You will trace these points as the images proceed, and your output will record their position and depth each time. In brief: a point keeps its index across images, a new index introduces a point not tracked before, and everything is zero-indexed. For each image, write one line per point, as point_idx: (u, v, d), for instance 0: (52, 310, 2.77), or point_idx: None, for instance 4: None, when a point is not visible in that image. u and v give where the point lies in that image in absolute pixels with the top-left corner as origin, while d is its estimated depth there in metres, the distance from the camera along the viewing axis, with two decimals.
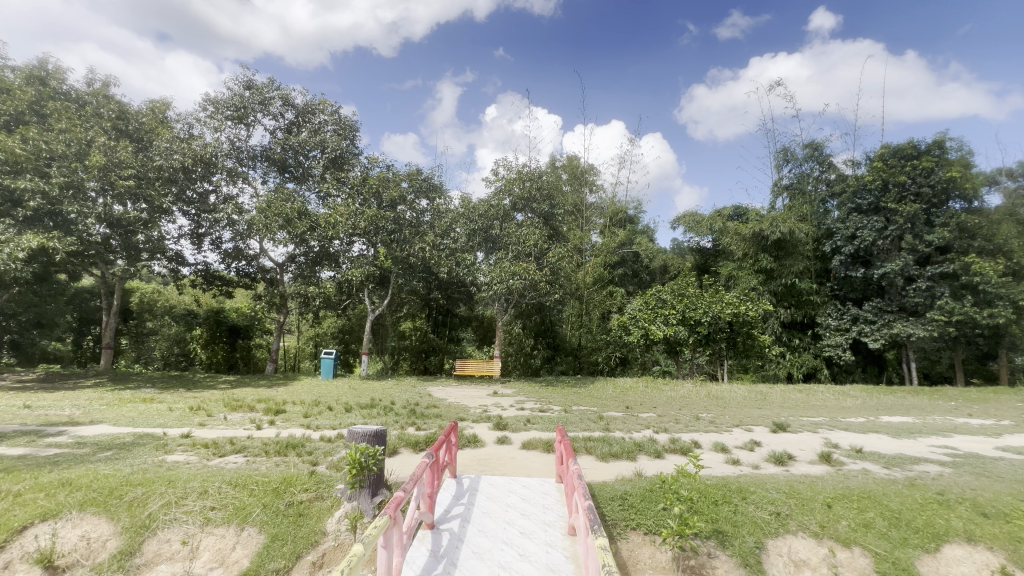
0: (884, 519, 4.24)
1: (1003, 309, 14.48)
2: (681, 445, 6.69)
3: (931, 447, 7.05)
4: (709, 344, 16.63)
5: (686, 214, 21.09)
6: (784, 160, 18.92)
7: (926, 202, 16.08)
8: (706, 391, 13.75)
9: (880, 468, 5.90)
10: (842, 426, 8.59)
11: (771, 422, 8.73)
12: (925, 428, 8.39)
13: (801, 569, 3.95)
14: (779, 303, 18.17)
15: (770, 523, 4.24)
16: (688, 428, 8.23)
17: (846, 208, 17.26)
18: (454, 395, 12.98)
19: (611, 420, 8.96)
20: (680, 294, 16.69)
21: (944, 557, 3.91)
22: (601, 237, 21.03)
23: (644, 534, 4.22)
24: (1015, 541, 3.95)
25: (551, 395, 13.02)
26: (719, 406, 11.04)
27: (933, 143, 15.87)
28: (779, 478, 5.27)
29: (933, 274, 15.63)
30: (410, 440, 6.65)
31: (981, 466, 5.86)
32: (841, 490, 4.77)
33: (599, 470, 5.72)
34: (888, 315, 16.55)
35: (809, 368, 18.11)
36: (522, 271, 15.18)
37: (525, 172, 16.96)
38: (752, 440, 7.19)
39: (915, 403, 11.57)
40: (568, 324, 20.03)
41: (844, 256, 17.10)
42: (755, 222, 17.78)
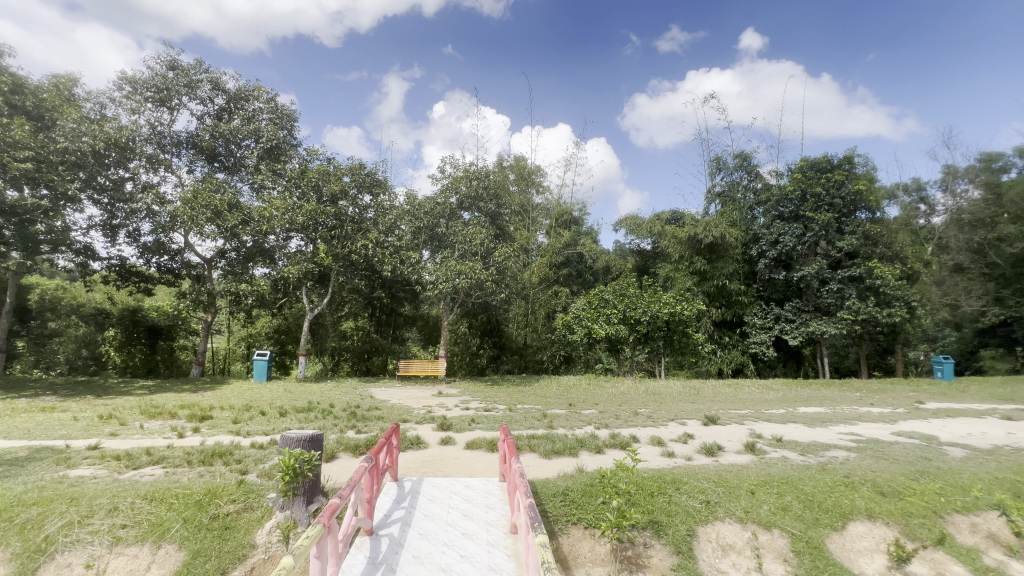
0: (799, 501, 4.62)
1: (899, 309, 16.22)
2: (620, 440, 6.93)
3: (839, 434, 7.77)
4: (647, 342, 17.38)
5: (628, 217, 21.93)
6: (716, 168, 20.12)
7: (838, 212, 17.68)
8: (644, 387, 14.35)
9: (797, 455, 6.42)
10: (765, 417, 9.26)
11: (703, 415, 9.25)
12: (835, 417, 9.23)
13: (728, 552, 4.19)
14: (711, 303, 19.32)
15: (701, 511, 4.48)
16: (628, 423, 8.53)
17: (771, 215, 18.62)
18: (397, 396, 12.69)
19: (555, 417, 9.12)
20: (621, 294, 17.28)
21: (849, 533, 4.31)
22: (547, 238, 21.40)
23: (584, 528, 4.32)
24: (906, 516, 4.44)
25: (496, 394, 13.03)
26: (656, 401, 11.56)
27: (843, 157, 17.49)
28: (709, 468, 5.58)
29: (843, 277, 17.20)
30: (349, 443, 6.41)
31: (880, 451, 6.53)
32: (763, 477, 5.13)
33: (542, 467, 5.80)
34: (805, 314, 18.01)
35: (737, 364, 19.42)
36: (468, 270, 15.10)
37: (472, 171, 16.89)
38: (685, 433, 7.58)
39: (827, 395, 12.70)
40: (514, 323, 20.19)
41: (768, 259, 18.46)
42: (691, 226, 18.78)
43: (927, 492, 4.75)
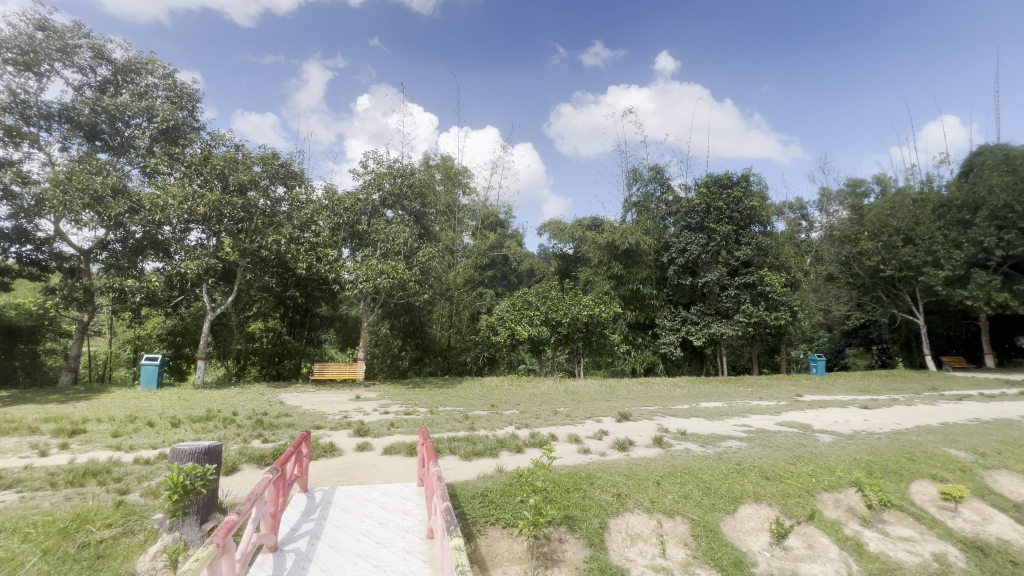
0: (699, 489, 5.02)
1: (784, 312, 18.27)
2: (539, 439, 7.09)
3: (734, 426, 8.57)
4: (568, 343, 18.00)
5: (551, 222, 22.66)
6: (633, 179, 21.37)
7: (737, 224, 19.52)
8: (563, 386, 14.82)
9: (698, 446, 6.98)
10: (671, 412, 9.99)
11: (617, 412, 9.77)
12: (730, 411, 10.18)
13: (636, 541, 4.44)
14: (627, 306, 20.53)
15: (612, 504, 4.72)
16: (547, 422, 8.76)
17: (680, 225, 20.09)
18: (311, 401, 11.97)
19: (477, 418, 9.13)
20: (544, 296, 17.76)
21: (739, 516, 4.76)
22: (472, 239, 21.44)
23: (502, 528, 4.35)
24: (785, 496, 5.01)
25: (418, 397, 12.77)
26: (575, 400, 12.00)
27: (742, 176, 19.40)
28: (621, 462, 5.89)
29: (739, 284, 19.02)
30: (254, 454, 5.92)
31: (766, 439, 7.31)
32: (668, 468, 5.52)
33: (463, 469, 5.77)
34: (708, 317, 19.63)
35: (648, 363, 20.78)
36: (390, 270, 14.65)
37: (396, 168, 16.47)
38: (600, 430, 7.95)
39: (725, 390, 13.98)
40: (437, 325, 19.91)
41: (676, 266, 19.86)
42: (609, 233, 19.75)
43: (801, 475, 5.39)
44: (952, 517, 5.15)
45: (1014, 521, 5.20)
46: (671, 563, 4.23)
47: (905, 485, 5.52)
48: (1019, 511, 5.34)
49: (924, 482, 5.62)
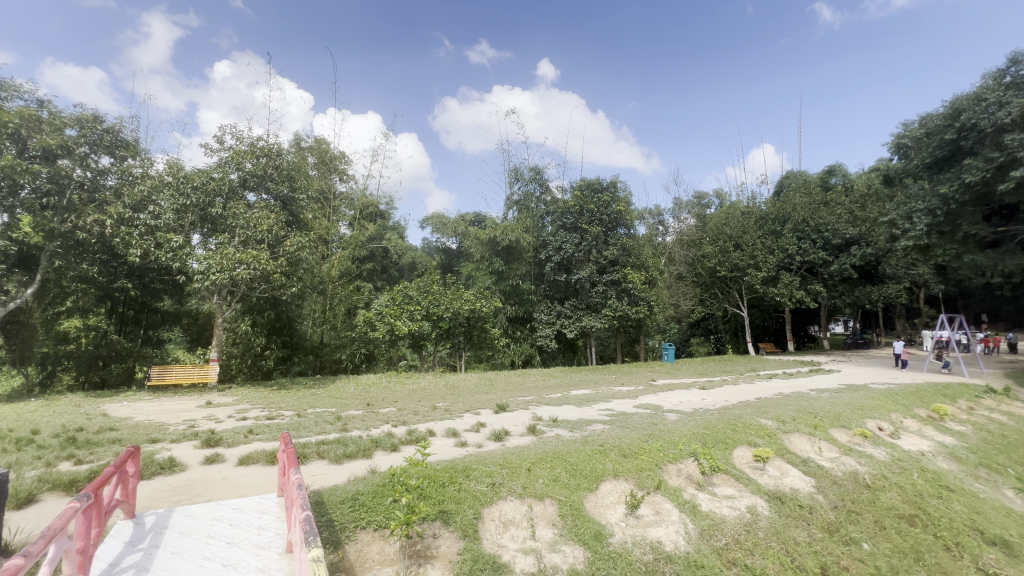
0: (566, 471, 5.39)
1: (643, 306, 20.46)
2: (416, 436, 6.97)
3: (599, 410, 9.36)
4: (449, 337, 17.95)
5: (434, 215, 22.46)
6: (514, 178, 22.13)
7: (606, 226, 21.28)
8: (443, 381, 14.80)
9: (568, 432, 7.47)
10: (545, 401, 10.57)
11: (495, 404, 10.03)
12: (597, 397, 11.09)
13: (508, 527, 4.60)
14: (507, 301, 21.21)
15: (487, 493, 4.83)
16: (425, 418, 8.63)
17: (557, 224, 21.29)
18: (147, 411, 10.24)
19: (350, 419, 8.64)
20: (425, 291, 17.46)
21: (600, 492, 5.21)
22: (349, 229, 20.25)
23: (374, 531, 4.19)
24: (639, 471, 5.62)
25: (282, 399, 11.66)
26: (454, 395, 12.01)
27: (610, 182, 21.23)
28: (497, 452, 6.05)
29: (607, 281, 20.74)
30: (59, 480, 4.85)
31: (625, 421, 8.11)
32: (539, 455, 5.81)
33: (331, 474, 5.42)
34: (580, 311, 21.05)
35: (526, 355, 21.77)
36: (251, 260, 13.10)
37: (260, 146, 14.76)
38: (477, 423, 8.08)
39: (592, 379, 15.21)
40: (309, 321, 18.35)
41: (553, 263, 20.95)
42: (491, 230, 20.20)
43: (652, 450, 6.07)
44: (761, 475, 6.26)
45: (802, 473, 6.50)
46: (540, 544, 4.46)
47: (729, 452, 6.56)
48: (806, 465, 6.68)
49: (743, 448, 6.75)
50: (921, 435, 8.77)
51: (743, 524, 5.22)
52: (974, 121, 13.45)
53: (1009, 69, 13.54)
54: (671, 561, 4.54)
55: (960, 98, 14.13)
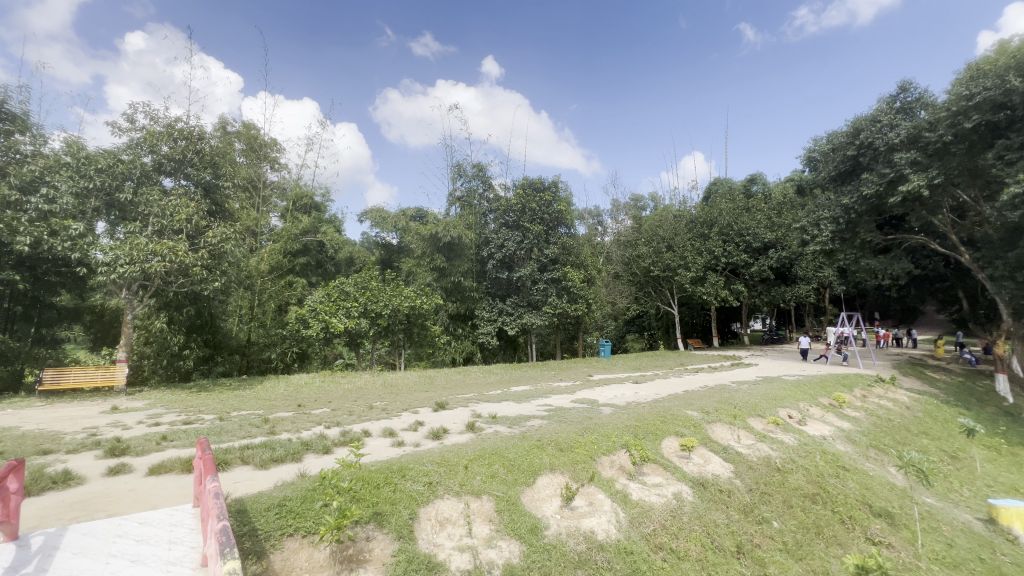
0: (504, 467, 5.43)
1: (581, 304, 21.01)
2: (350, 437, 6.73)
3: (538, 406, 9.51)
4: (388, 335, 17.51)
5: (373, 209, 21.83)
6: (457, 174, 22.01)
7: (548, 225, 21.64)
8: (381, 379, 14.44)
9: (506, 428, 7.53)
10: (485, 398, 10.59)
11: (434, 402, 9.90)
12: (536, 393, 11.26)
13: (445, 526, 4.57)
14: (448, 298, 21.04)
15: (423, 493, 4.76)
16: (361, 418, 8.34)
17: (499, 221, 21.37)
18: (38, 419, 9.11)
19: (279, 421, 8.17)
20: (363, 287, 16.90)
21: (537, 486, 5.31)
22: (281, 222, 19.25)
23: (302, 538, 4.01)
24: (574, 464, 5.77)
25: (203, 402, 10.82)
26: (392, 394, 11.70)
27: (552, 181, 21.59)
28: (434, 451, 5.98)
29: (548, 279, 21.11)
30: None
31: (562, 416, 8.30)
32: (477, 452, 5.80)
33: (256, 480, 5.10)
34: (521, 309, 21.23)
35: (467, 352, 21.75)
36: (166, 251, 12.07)
37: (178, 128, 13.55)
38: (416, 421, 7.93)
39: (532, 375, 15.43)
40: (234, 318, 17.12)
41: (495, 261, 20.99)
42: (433, 225, 19.96)
43: (587, 444, 6.26)
44: (687, 463, 6.65)
45: (722, 459, 6.97)
46: (476, 541, 4.47)
47: (658, 442, 6.91)
48: (726, 452, 7.16)
49: (671, 438, 7.13)
50: (824, 421, 9.71)
51: (669, 510, 5.52)
52: (871, 139, 15.05)
53: (899, 95, 15.26)
54: (602, 549, 4.72)
55: (860, 119, 15.75)
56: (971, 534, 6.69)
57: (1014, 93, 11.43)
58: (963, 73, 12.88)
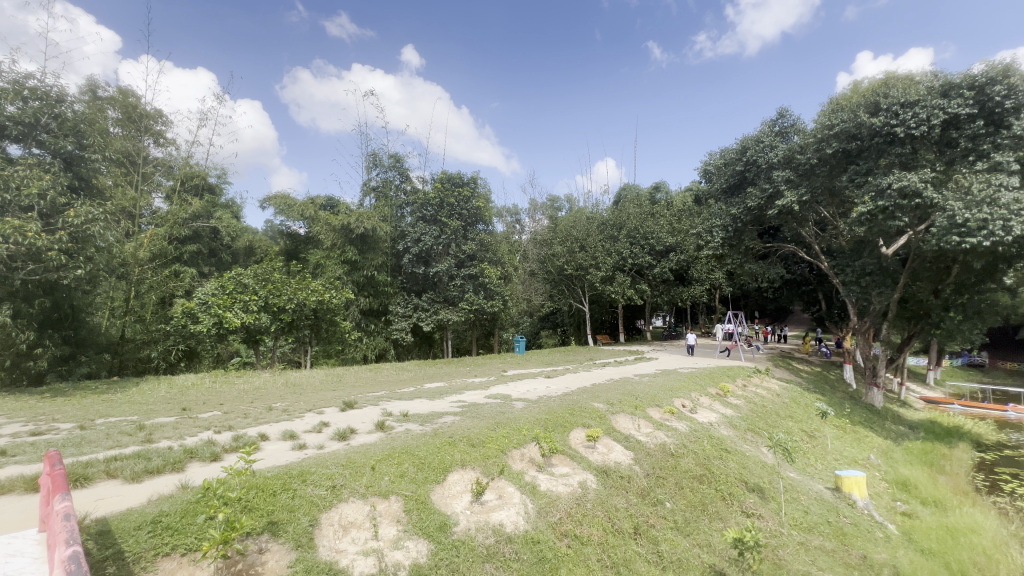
0: (414, 466, 5.31)
1: (498, 301, 21.24)
2: (244, 441, 6.17)
3: (451, 403, 9.45)
4: (292, 331, 16.37)
5: (277, 195, 20.29)
6: (372, 163, 21.12)
7: (466, 222, 21.53)
8: (284, 379, 13.44)
9: (418, 426, 7.37)
10: (397, 396, 10.28)
11: (341, 401, 9.39)
12: (450, 389, 11.17)
13: (348, 530, 4.36)
14: (360, 292, 20.16)
15: (325, 497, 4.50)
16: (258, 421, 7.68)
17: (416, 215, 20.84)
18: None
19: (158, 427, 7.25)
20: (263, 279, 15.55)
21: (448, 484, 5.26)
22: (166, 204, 17.34)
23: (181, 557, 3.60)
24: (486, 459, 5.80)
25: (60, 409, 9.30)
26: (295, 393, 10.92)
27: (472, 177, 21.53)
28: (340, 452, 5.67)
29: (465, 275, 20.98)
30: None
31: (475, 412, 8.31)
32: (386, 451, 5.58)
33: (125, 495, 4.48)
34: (437, 304, 20.87)
35: (380, 349, 21.00)
36: (11, 231, 10.15)
37: (30, 86, 11.43)
38: (320, 422, 7.47)
39: (446, 371, 15.30)
40: (102, 311, 14.79)
41: (411, 255, 20.37)
42: (344, 216, 19.02)
43: (498, 438, 6.32)
44: (592, 453, 7.00)
45: (624, 447, 7.43)
46: (382, 543, 4.32)
47: (567, 434, 7.19)
48: (627, 441, 7.64)
49: (579, 430, 7.45)
50: (711, 409, 10.76)
51: (574, 498, 5.77)
52: (756, 157, 16.90)
53: (778, 120, 17.34)
54: (510, 541, 4.81)
55: (747, 139, 17.61)
56: (822, 501, 7.82)
57: (863, 127, 13.43)
58: (827, 106, 14.98)
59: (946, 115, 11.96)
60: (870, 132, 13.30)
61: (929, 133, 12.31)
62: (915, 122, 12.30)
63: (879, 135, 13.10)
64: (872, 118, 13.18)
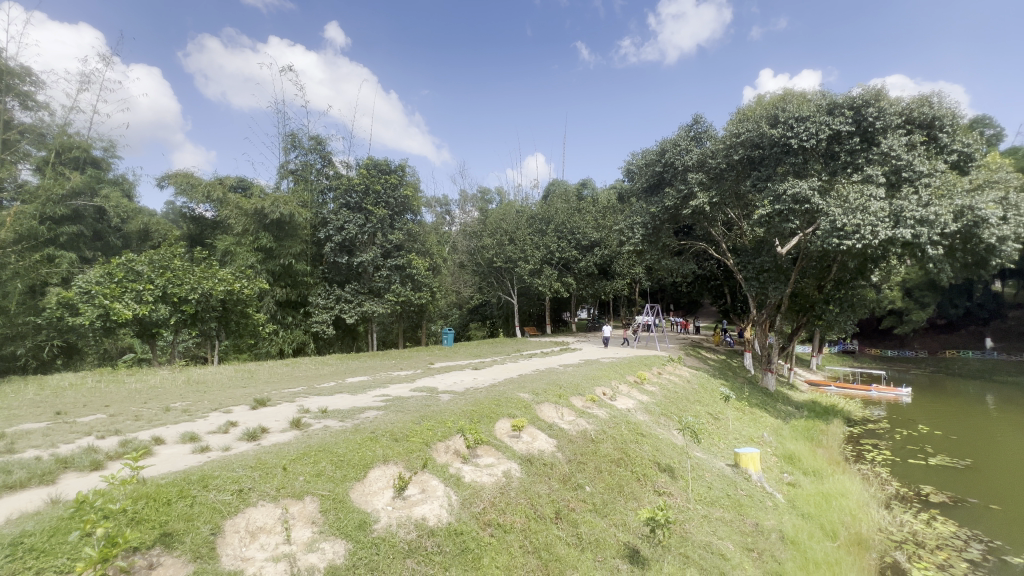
0: (332, 464, 5.06)
1: (425, 293, 20.78)
2: (134, 447, 5.52)
3: (374, 397, 9.13)
4: (195, 324, 14.92)
5: (178, 173, 18.33)
6: (291, 144, 19.75)
7: (393, 211, 20.81)
8: (185, 376, 12.22)
9: (337, 422, 7.03)
10: (316, 392, 9.74)
11: (252, 399, 8.72)
12: (373, 384, 10.80)
13: (256, 536, 4.07)
14: (275, 282, 18.85)
15: (231, 503, 4.16)
16: (151, 423, 6.91)
17: (340, 202, 19.79)
18: None
19: (23, 435, 6.27)
20: (160, 266, 13.96)
21: (368, 480, 5.09)
22: (37, 178, 15.06)
23: None
24: (410, 453, 5.66)
25: None
26: (199, 392, 10.00)
27: (399, 165, 20.85)
28: (247, 454, 5.26)
29: (391, 266, 20.29)
30: None
31: (399, 406, 8.10)
32: (301, 450, 5.26)
33: None
34: (361, 296, 20.05)
35: (298, 343, 19.83)
36: None
37: None
38: (227, 422, 6.87)
39: (370, 365, 14.78)
40: None
41: (334, 244, 19.34)
42: (258, 199, 17.65)
43: (422, 431, 6.19)
44: (517, 442, 7.09)
45: (548, 436, 7.62)
46: (295, 547, 4.08)
47: (492, 425, 7.23)
48: (551, 429, 7.84)
49: (504, 420, 7.53)
50: (629, 396, 11.38)
51: (498, 488, 5.82)
52: (673, 159, 17.97)
53: (693, 126, 18.55)
54: (433, 534, 4.75)
55: (666, 141, 18.65)
56: (723, 476, 8.58)
57: (765, 137, 14.76)
58: (735, 116, 16.29)
59: (830, 131, 13.51)
60: (770, 142, 14.64)
61: (818, 146, 13.82)
62: (807, 135, 13.74)
63: (777, 145, 14.47)
64: (772, 129, 14.53)
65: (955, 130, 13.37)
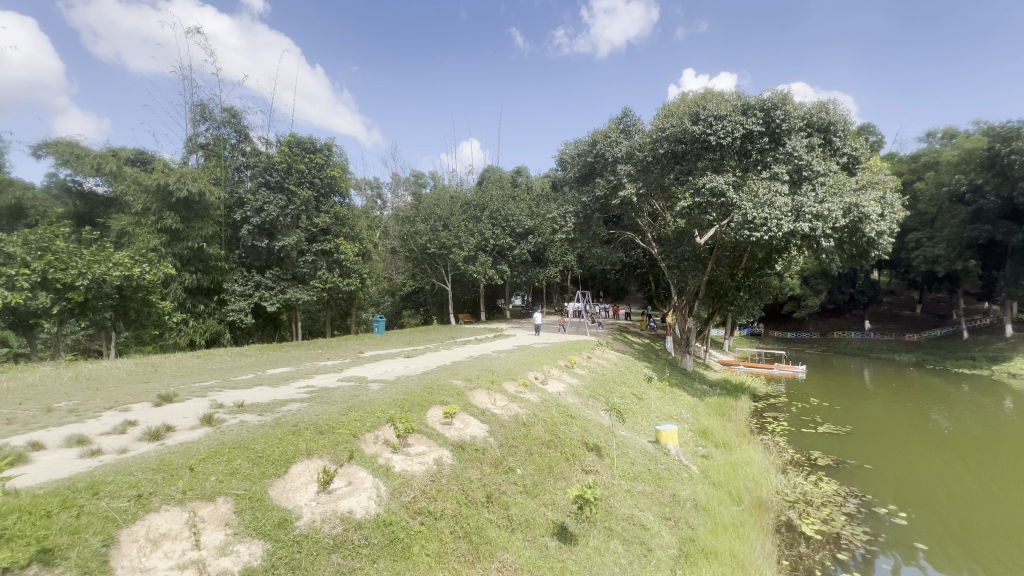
0: (248, 460, 4.73)
1: (354, 279, 19.85)
2: (4, 455, 4.80)
3: (298, 389, 8.65)
4: (86, 314, 13.28)
5: (61, 141, 16.07)
6: (200, 116, 17.98)
7: (318, 192, 19.57)
8: (72, 372, 10.84)
9: (256, 417, 6.58)
10: (231, 385, 9.05)
11: (156, 395, 7.93)
12: (297, 375, 10.24)
13: (160, 544, 3.72)
14: (184, 267, 17.20)
15: (127, 510, 3.77)
16: (29, 426, 6.07)
17: (258, 181, 18.29)
18: None
19: None
20: (38, 248, 12.21)
21: (290, 476, 4.83)
22: None
23: None
24: (336, 446, 5.42)
25: None
26: (91, 389, 8.94)
27: (325, 144, 19.64)
28: (148, 455, 4.77)
29: (317, 251, 19.12)
30: None
31: (325, 397, 7.75)
32: (212, 448, 4.86)
33: None
34: (283, 282, 18.80)
35: (212, 333, 18.32)
36: None
37: None
38: (124, 422, 6.18)
39: (294, 355, 13.99)
40: None
41: (251, 226, 17.88)
42: (160, 174, 15.95)
43: (350, 423, 5.96)
44: (449, 429, 7.05)
45: (481, 422, 7.64)
46: (205, 552, 3.78)
47: (424, 413, 7.13)
48: (484, 415, 7.86)
49: (437, 408, 7.45)
50: (559, 379, 11.71)
51: (429, 476, 5.75)
52: (603, 151, 18.55)
53: (623, 119, 19.23)
54: (360, 527, 4.61)
55: (597, 133, 19.17)
56: (645, 452, 9.13)
57: (686, 133, 15.63)
58: (661, 111, 17.08)
59: (744, 130, 14.58)
60: (691, 138, 15.52)
61: (733, 143, 14.87)
62: (724, 133, 14.73)
63: (697, 142, 15.39)
64: (693, 126, 15.40)
65: (846, 135, 15.02)
